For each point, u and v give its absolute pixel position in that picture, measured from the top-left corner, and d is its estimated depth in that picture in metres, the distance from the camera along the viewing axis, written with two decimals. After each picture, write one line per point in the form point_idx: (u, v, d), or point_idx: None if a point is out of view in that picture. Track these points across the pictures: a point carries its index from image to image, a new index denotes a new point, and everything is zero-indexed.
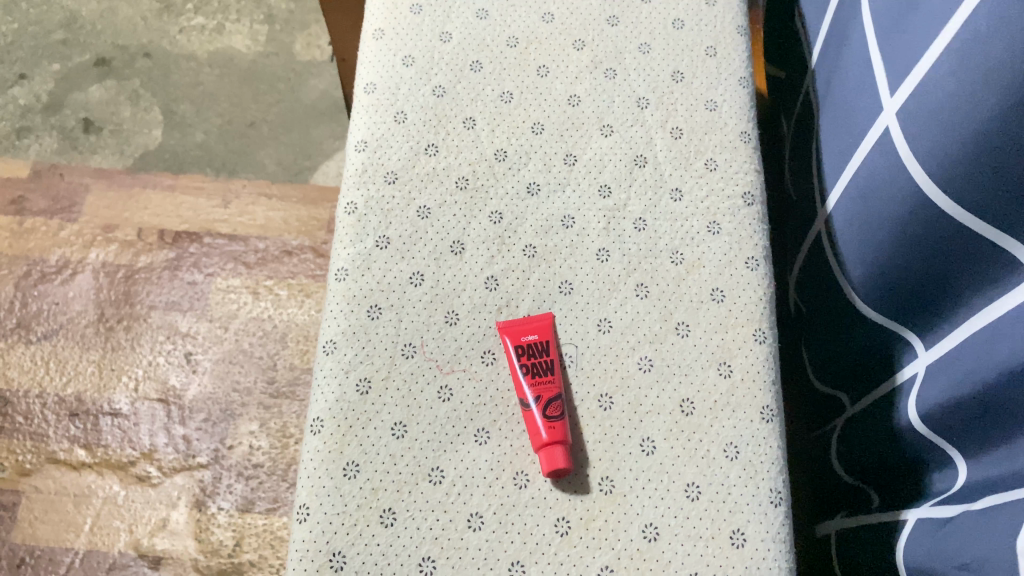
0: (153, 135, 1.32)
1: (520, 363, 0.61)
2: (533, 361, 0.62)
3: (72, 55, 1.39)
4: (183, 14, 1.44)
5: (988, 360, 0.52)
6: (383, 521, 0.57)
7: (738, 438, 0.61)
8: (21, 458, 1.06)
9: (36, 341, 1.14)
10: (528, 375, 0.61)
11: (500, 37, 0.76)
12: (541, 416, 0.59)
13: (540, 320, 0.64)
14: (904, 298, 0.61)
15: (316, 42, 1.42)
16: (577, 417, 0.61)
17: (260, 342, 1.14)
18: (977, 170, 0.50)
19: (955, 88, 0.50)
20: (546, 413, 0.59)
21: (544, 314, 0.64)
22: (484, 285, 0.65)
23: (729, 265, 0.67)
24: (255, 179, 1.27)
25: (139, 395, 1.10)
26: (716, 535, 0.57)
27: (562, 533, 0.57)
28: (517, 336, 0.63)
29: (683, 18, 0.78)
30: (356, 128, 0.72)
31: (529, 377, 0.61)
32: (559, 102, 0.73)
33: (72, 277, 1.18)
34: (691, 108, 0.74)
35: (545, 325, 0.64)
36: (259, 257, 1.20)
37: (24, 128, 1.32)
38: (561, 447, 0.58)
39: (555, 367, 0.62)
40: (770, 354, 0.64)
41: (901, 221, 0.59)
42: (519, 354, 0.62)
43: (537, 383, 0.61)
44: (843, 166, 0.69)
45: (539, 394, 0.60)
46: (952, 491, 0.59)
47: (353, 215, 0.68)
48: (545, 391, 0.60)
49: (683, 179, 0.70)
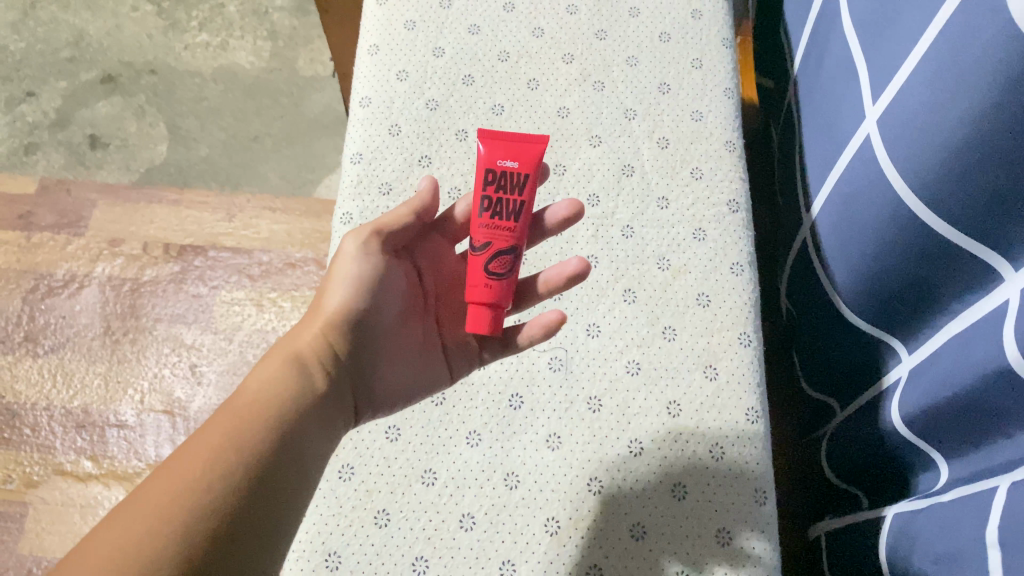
0: (158, 150, 1.34)
1: (487, 192, 0.59)
2: (499, 197, 0.58)
3: (79, 72, 1.41)
4: (187, 31, 1.47)
5: (963, 361, 0.53)
6: (377, 522, 0.59)
7: (724, 438, 0.62)
8: (28, 469, 1.07)
9: (43, 354, 1.15)
10: (489, 212, 0.58)
11: (492, 52, 0.78)
12: (484, 269, 0.57)
13: (529, 147, 0.60)
14: (884, 303, 0.63)
15: (319, 58, 1.44)
16: (543, 271, 0.63)
17: (264, 354, 1.15)
18: (948, 178, 0.51)
19: (927, 97, 0.52)
20: (487, 263, 0.58)
21: (538, 144, 0.59)
22: None
23: (715, 270, 0.68)
24: (259, 193, 1.29)
25: (145, 406, 1.11)
26: (704, 534, 0.59)
27: (552, 532, 0.58)
28: (493, 160, 0.59)
29: (670, 31, 0.79)
30: (351, 141, 0.74)
31: (487, 218, 0.58)
32: (549, 114, 0.75)
33: (79, 290, 1.20)
34: (678, 118, 0.75)
35: (527, 160, 0.59)
36: (264, 269, 1.22)
37: (31, 144, 1.34)
38: (487, 310, 0.58)
39: (523, 208, 0.59)
40: (756, 357, 0.66)
41: (880, 227, 0.60)
42: (490, 181, 0.59)
43: (492, 228, 0.58)
44: (827, 174, 0.71)
45: (489, 237, 0.58)
46: (931, 491, 0.60)
47: (349, 224, 0.70)
48: (497, 239, 0.58)
49: (670, 187, 0.72)
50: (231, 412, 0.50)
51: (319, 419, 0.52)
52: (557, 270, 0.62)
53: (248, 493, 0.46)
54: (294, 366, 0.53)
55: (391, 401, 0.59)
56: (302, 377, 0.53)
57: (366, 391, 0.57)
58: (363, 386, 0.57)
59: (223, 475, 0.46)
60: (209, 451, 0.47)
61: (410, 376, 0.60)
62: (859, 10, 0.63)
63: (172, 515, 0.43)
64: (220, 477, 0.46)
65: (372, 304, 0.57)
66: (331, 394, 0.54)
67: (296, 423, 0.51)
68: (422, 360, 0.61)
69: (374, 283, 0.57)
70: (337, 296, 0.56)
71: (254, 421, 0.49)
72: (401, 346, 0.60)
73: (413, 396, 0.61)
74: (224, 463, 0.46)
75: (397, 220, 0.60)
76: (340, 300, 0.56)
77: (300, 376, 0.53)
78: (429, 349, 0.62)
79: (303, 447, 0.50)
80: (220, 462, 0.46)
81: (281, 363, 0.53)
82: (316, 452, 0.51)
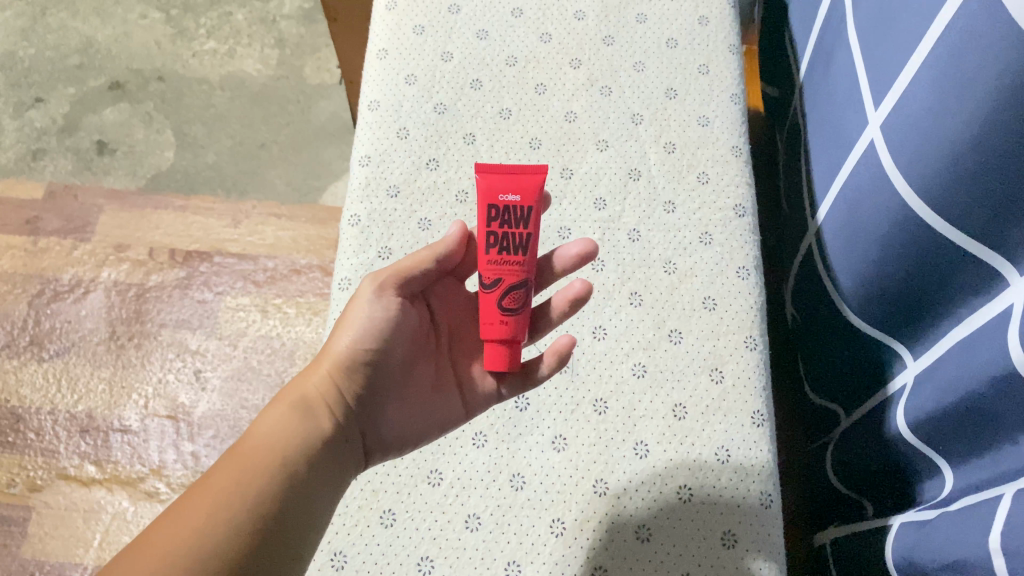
0: (165, 156, 1.35)
1: (490, 228, 0.58)
2: (505, 231, 0.58)
3: (87, 79, 1.42)
4: (195, 38, 1.47)
5: (968, 367, 0.53)
6: (383, 521, 0.59)
7: (729, 441, 0.62)
8: (32, 474, 1.07)
9: (48, 358, 1.16)
10: (496, 248, 0.57)
11: (500, 57, 0.78)
12: (497, 306, 0.57)
13: (526, 181, 0.59)
14: (889, 308, 0.63)
15: (325, 65, 1.45)
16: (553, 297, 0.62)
17: (268, 360, 1.16)
18: (952, 181, 0.51)
19: (930, 103, 0.52)
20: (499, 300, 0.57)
21: (538, 172, 0.59)
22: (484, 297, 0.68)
23: (720, 274, 0.69)
24: (264, 199, 1.30)
25: (149, 411, 1.11)
26: (709, 536, 0.59)
27: (557, 533, 0.59)
28: (493, 195, 0.58)
29: (677, 37, 0.80)
30: (360, 144, 0.74)
31: (495, 254, 0.57)
32: (556, 118, 0.75)
33: (85, 295, 1.21)
34: (685, 123, 0.76)
35: (528, 193, 0.59)
36: (269, 275, 1.22)
37: (39, 150, 1.35)
38: (505, 346, 0.57)
39: (530, 241, 0.58)
40: (761, 361, 0.66)
41: (884, 231, 0.60)
42: (495, 217, 0.58)
43: (501, 263, 0.57)
44: (832, 180, 0.71)
45: (500, 274, 0.57)
46: (938, 498, 0.60)
47: (357, 226, 0.70)
48: (507, 275, 0.57)
49: (676, 192, 0.72)
50: (232, 462, 0.51)
51: (324, 464, 0.53)
52: (562, 295, 0.61)
53: (249, 541, 0.47)
54: (296, 413, 0.54)
55: (401, 442, 0.59)
56: (306, 425, 0.54)
57: (374, 433, 0.57)
58: (370, 428, 0.57)
59: (225, 523, 0.47)
60: (210, 500, 0.48)
61: (419, 417, 0.59)
62: (864, 17, 0.64)
63: (172, 565, 0.44)
64: (220, 526, 0.47)
65: (381, 346, 0.57)
66: (336, 439, 0.54)
67: (299, 470, 0.51)
68: (434, 400, 0.60)
69: (385, 325, 0.57)
70: (344, 341, 0.57)
71: (255, 470, 0.50)
72: (410, 386, 0.60)
73: (423, 437, 0.60)
74: (225, 511, 0.48)
75: (417, 264, 0.59)
76: (347, 345, 0.57)
77: (302, 423, 0.54)
78: (441, 388, 0.61)
79: (306, 493, 0.51)
80: (221, 510, 0.48)
81: (282, 412, 0.54)
82: (321, 498, 0.52)
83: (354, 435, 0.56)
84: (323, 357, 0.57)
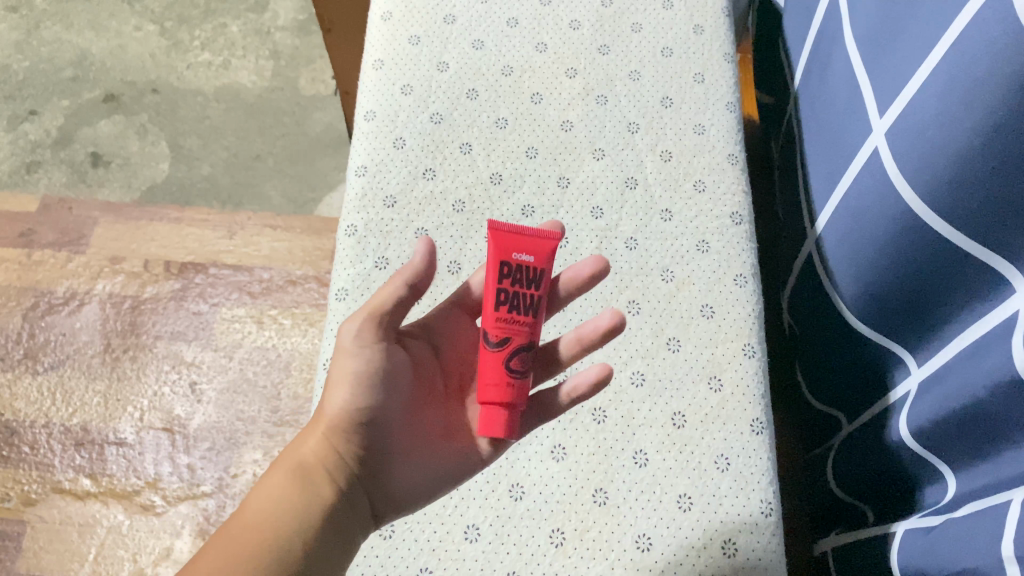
0: (160, 169, 1.35)
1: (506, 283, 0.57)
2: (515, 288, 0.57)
3: (82, 91, 1.42)
4: (189, 51, 1.48)
5: (974, 374, 0.53)
6: (381, 533, 0.58)
7: (729, 449, 0.62)
8: (26, 488, 1.06)
9: (42, 371, 1.15)
10: (503, 307, 0.57)
11: (496, 66, 0.78)
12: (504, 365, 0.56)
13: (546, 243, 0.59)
14: (891, 316, 0.63)
15: (320, 77, 1.46)
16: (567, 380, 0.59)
17: (264, 371, 1.15)
18: (958, 189, 0.51)
19: (935, 111, 0.52)
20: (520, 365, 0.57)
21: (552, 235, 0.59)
22: (449, 269, 0.68)
23: (718, 282, 0.69)
24: (260, 211, 1.30)
25: (144, 424, 1.11)
26: (709, 545, 0.59)
27: (557, 543, 0.58)
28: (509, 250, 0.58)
29: (672, 46, 0.80)
30: (356, 154, 0.74)
31: (504, 312, 0.57)
32: (552, 127, 0.75)
33: (79, 308, 1.20)
34: (680, 132, 0.76)
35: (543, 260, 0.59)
36: (264, 287, 1.22)
37: (33, 162, 1.35)
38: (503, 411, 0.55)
39: (538, 302, 0.58)
40: (759, 369, 0.66)
41: (887, 239, 0.60)
42: (505, 274, 0.57)
43: (505, 322, 0.56)
44: (831, 188, 0.71)
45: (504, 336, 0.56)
46: (942, 505, 0.60)
47: (354, 236, 0.70)
48: (514, 335, 0.56)
49: (672, 201, 0.72)
50: (224, 540, 0.50)
51: (324, 537, 0.51)
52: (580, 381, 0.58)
53: None
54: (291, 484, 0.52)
55: (406, 502, 0.56)
56: (307, 496, 0.52)
57: (378, 493, 0.55)
58: (375, 491, 0.55)
59: None
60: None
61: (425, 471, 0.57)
62: (865, 26, 0.64)
63: None
64: None
65: (376, 404, 0.55)
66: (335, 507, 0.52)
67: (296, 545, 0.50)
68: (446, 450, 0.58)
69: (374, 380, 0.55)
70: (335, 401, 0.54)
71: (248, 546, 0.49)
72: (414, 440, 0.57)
73: (433, 491, 0.57)
74: None
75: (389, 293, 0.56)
76: (339, 405, 0.54)
77: (297, 494, 0.52)
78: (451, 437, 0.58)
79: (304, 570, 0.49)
80: None
81: (278, 482, 0.53)
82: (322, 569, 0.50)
83: (358, 500, 0.54)
84: (314, 422, 0.55)
